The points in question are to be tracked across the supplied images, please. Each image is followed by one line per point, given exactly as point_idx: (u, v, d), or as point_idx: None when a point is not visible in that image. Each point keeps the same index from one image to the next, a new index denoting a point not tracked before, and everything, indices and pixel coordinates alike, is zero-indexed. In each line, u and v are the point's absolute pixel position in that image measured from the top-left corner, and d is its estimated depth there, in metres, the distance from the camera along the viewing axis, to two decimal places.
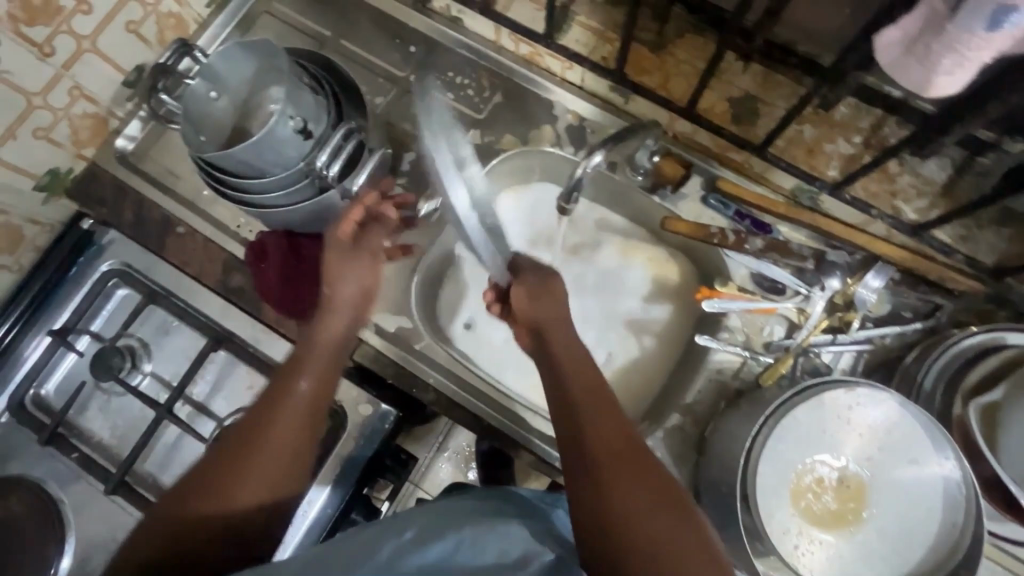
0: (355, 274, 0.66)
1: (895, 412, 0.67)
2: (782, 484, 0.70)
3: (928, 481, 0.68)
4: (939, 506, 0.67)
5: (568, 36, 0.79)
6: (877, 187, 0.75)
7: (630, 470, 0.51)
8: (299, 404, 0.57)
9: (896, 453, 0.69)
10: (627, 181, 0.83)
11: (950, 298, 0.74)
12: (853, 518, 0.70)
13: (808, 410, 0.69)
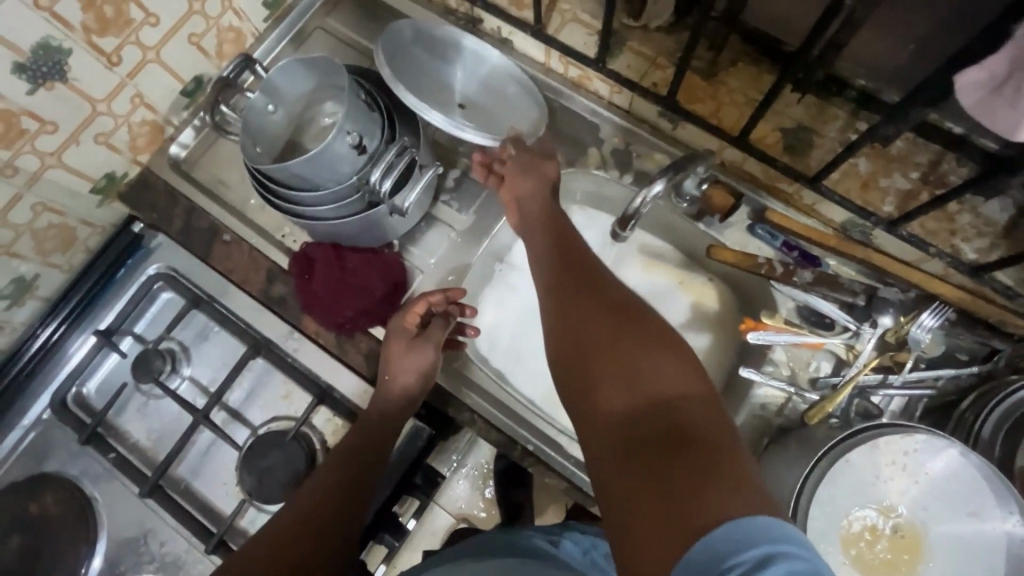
0: (410, 370, 0.69)
1: (957, 463, 0.55)
2: (831, 531, 0.58)
3: (993, 540, 0.55)
4: (1006, 568, 0.54)
5: (619, 62, 0.75)
6: (936, 225, 0.66)
7: (612, 330, 0.51)
8: (356, 460, 0.67)
9: (954, 496, 0.56)
10: (672, 207, 0.77)
11: (1010, 343, 0.66)
12: (907, 571, 0.57)
13: (862, 454, 0.57)
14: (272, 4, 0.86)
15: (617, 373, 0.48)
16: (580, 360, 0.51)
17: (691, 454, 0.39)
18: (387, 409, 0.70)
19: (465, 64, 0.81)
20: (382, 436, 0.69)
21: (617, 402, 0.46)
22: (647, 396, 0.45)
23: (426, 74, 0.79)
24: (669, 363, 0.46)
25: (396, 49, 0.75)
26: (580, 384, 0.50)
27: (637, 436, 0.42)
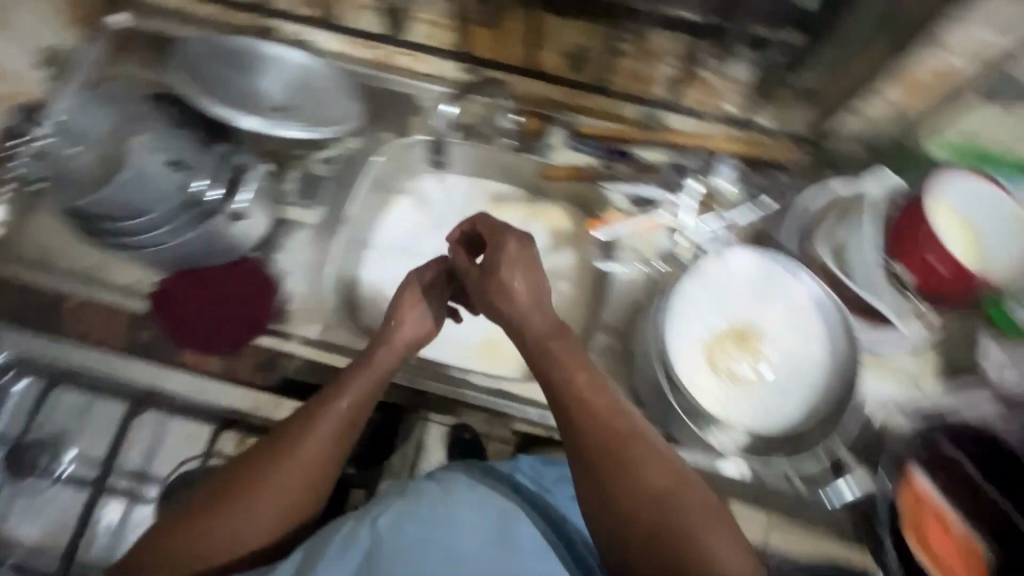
0: (417, 317, 0.68)
1: (756, 256, 0.70)
2: (692, 352, 0.68)
3: (802, 308, 0.69)
4: (817, 325, 0.68)
5: (411, 32, 0.84)
6: (704, 97, 0.81)
7: (628, 455, 0.49)
8: (332, 421, 0.59)
9: (764, 291, 0.70)
10: (498, 147, 0.86)
11: (788, 171, 0.79)
12: (755, 364, 0.69)
13: (691, 278, 0.70)
14: (50, 62, 0.83)
15: (625, 466, 0.48)
16: (591, 450, 0.49)
17: (700, 573, 0.44)
18: (380, 364, 0.64)
19: (269, 71, 0.82)
20: (368, 396, 0.62)
21: (636, 509, 0.47)
22: (659, 487, 0.47)
23: (236, 87, 0.80)
24: (718, 537, 0.46)
25: (193, 71, 0.77)
26: (595, 467, 0.48)
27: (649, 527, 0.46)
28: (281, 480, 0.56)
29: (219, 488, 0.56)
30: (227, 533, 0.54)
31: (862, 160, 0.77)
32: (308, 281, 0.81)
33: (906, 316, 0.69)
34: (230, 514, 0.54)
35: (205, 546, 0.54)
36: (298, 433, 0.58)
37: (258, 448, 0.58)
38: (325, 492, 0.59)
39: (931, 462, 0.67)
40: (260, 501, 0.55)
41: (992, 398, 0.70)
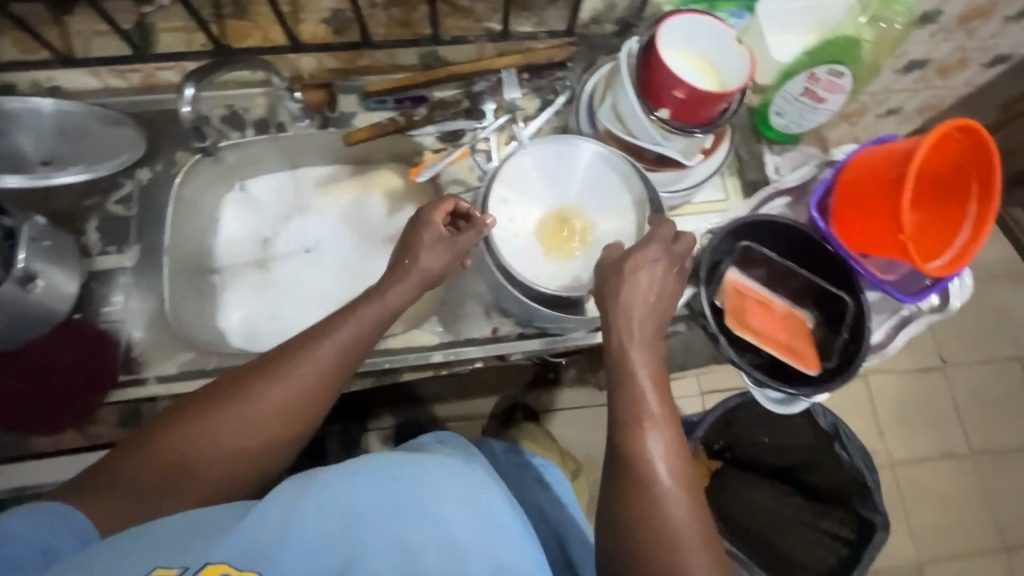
0: (438, 253, 0.65)
1: (533, 147, 0.74)
2: (521, 248, 0.74)
3: (587, 165, 0.75)
4: (605, 172, 0.74)
5: (161, 45, 0.79)
6: (464, 22, 0.83)
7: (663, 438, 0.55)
8: (321, 364, 0.57)
9: (558, 168, 0.75)
10: (299, 131, 0.86)
11: (568, 69, 0.88)
12: (573, 229, 0.75)
13: (494, 187, 0.73)
14: None
15: (636, 422, 0.55)
16: (618, 410, 0.56)
17: (641, 514, 0.52)
18: (370, 313, 0.60)
19: (20, 125, 0.76)
20: (353, 347, 0.59)
21: (631, 460, 0.54)
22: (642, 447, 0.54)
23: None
24: (675, 504, 0.52)
25: None
26: (618, 410, 0.56)
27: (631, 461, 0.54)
28: (249, 419, 0.54)
29: (187, 413, 0.54)
30: (195, 463, 0.52)
31: (612, 34, 0.87)
32: (146, 321, 0.76)
33: (692, 152, 0.77)
34: (197, 442, 0.53)
35: (167, 474, 0.51)
36: (275, 372, 0.56)
37: (247, 373, 0.56)
38: (294, 443, 0.57)
39: (743, 258, 0.73)
40: (232, 440, 0.54)
41: (781, 193, 0.81)
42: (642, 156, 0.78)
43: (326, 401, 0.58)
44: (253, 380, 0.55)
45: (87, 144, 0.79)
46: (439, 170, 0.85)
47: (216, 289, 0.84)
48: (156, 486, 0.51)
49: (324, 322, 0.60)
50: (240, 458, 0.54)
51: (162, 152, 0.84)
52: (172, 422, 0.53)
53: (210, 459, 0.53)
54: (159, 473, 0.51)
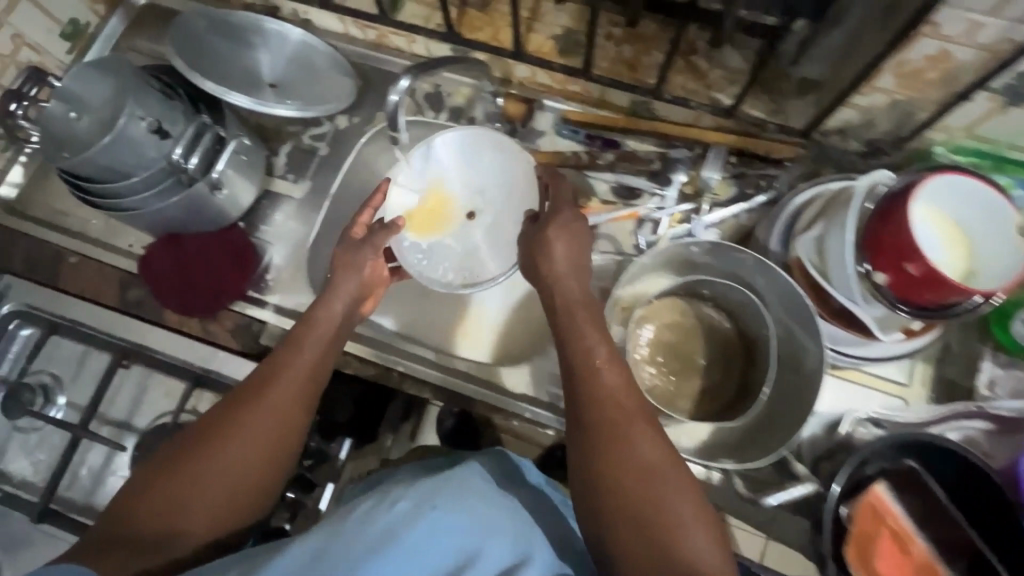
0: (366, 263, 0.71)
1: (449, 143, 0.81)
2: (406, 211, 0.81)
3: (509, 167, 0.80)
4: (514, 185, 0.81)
5: (404, 12, 0.83)
6: (692, 83, 0.77)
7: (667, 484, 0.49)
8: (293, 375, 0.62)
9: (476, 168, 0.82)
10: (487, 132, 0.86)
11: (782, 169, 0.77)
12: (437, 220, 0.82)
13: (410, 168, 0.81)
14: (72, 35, 0.90)
15: (632, 474, 0.50)
16: (626, 491, 0.49)
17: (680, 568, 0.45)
18: (320, 336, 0.66)
19: (269, 46, 0.85)
20: (311, 368, 0.64)
21: (619, 490, 0.49)
22: (638, 476, 0.50)
23: (232, 63, 0.83)
24: (691, 521, 0.48)
25: (189, 51, 0.79)
26: (594, 445, 0.52)
27: (623, 490, 0.49)
28: (232, 458, 0.57)
29: (179, 457, 0.57)
30: (188, 514, 0.54)
31: (857, 155, 0.73)
32: (293, 253, 0.83)
33: (890, 326, 0.63)
34: (183, 494, 0.55)
35: (164, 528, 0.54)
36: (249, 404, 0.59)
37: (226, 405, 0.60)
38: (279, 470, 0.59)
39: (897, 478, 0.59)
40: (218, 483, 0.56)
41: (984, 416, 0.65)
42: (822, 301, 0.67)
43: (302, 418, 0.61)
44: (225, 421, 0.58)
45: (310, 76, 0.86)
46: (601, 224, 0.80)
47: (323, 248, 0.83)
48: (153, 539, 0.53)
49: (280, 352, 0.64)
50: (231, 495, 0.56)
51: (365, 106, 0.88)
52: (155, 479, 0.55)
53: (199, 507, 0.55)
54: (156, 527, 0.54)
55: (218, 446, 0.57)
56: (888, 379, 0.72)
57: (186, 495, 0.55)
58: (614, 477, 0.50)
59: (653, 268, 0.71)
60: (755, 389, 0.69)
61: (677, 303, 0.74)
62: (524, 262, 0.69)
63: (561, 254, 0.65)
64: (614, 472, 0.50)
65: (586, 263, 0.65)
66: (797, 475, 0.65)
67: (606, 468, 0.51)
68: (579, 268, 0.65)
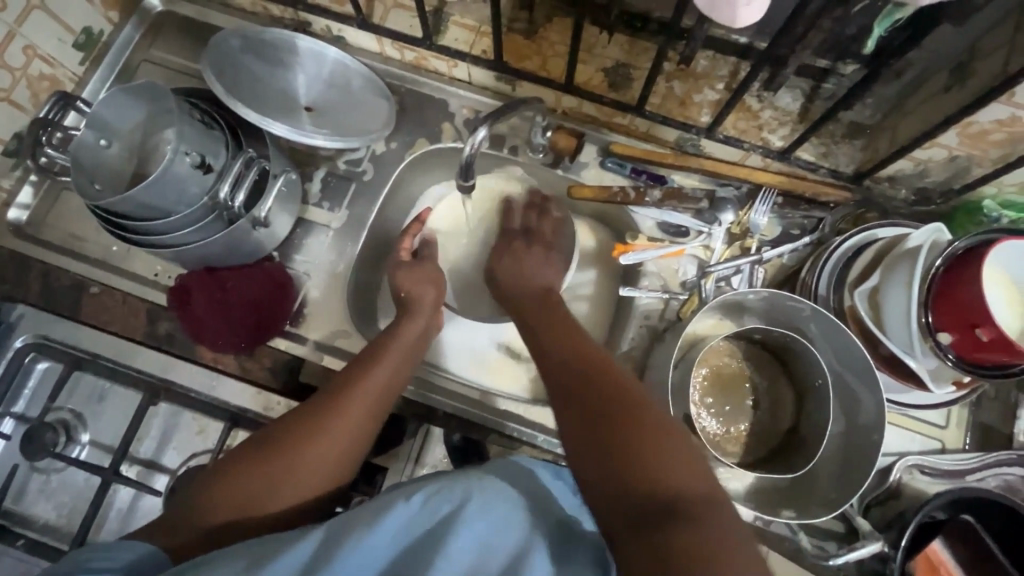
0: (425, 283, 0.75)
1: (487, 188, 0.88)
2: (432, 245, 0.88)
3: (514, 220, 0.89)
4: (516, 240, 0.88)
5: (447, 36, 0.79)
6: (745, 123, 0.75)
7: (606, 390, 0.51)
8: (376, 385, 0.63)
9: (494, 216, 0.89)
10: (530, 161, 0.85)
11: (829, 211, 0.78)
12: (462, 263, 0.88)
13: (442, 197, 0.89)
14: (84, 45, 0.83)
15: (581, 390, 0.52)
16: (577, 401, 0.51)
17: (633, 469, 0.44)
18: (400, 350, 0.68)
19: (304, 67, 0.81)
20: (390, 379, 0.65)
21: (593, 425, 0.48)
22: (613, 402, 0.49)
23: (268, 88, 0.80)
24: (651, 418, 0.48)
25: (225, 76, 0.76)
26: (566, 393, 0.53)
27: (596, 417, 0.49)
28: (311, 460, 0.57)
29: (260, 452, 0.57)
30: (258, 509, 0.55)
31: (905, 203, 0.75)
32: (333, 287, 0.80)
33: (942, 379, 0.64)
34: (263, 482, 0.55)
35: (236, 516, 0.54)
36: (332, 408, 0.60)
37: (311, 406, 0.61)
38: (346, 472, 0.60)
39: (963, 538, 0.62)
40: (290, 478, 0.56)
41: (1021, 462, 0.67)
42: (874, 347, 0.68)
43: (376, 423, 0.63)
44: (314, 422, 0.59)
45: (346, 99, 0.83)
46: (645, 260, 0.80)
47: (338, 267, 0.81)
48: (230, 526, 0.53)
49: (359, 360, 0.66)
50: (302, 488, 0.57)
51: (403, 131, 0.86)
52: (234, 468, 0.56)
53: (271, 500, 0.55)
54: (231, 516, 0.54)
55: (302, 443, 0.57)
56: (933, 423, 0.73)
57: (267, 485, 0.55)
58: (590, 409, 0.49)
59: (711, 312, 0.72)
60: (807, 435, 0.70)
61: (729, 345, 0.75)
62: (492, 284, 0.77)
63: (505, 263, 0.75)
64: (558, 386, 0.54)
65: (533, 273, 0.73)
66: (861, 531, 0.64)
67: (555, 384, 0.55)
68: (528, 279, 0.72)
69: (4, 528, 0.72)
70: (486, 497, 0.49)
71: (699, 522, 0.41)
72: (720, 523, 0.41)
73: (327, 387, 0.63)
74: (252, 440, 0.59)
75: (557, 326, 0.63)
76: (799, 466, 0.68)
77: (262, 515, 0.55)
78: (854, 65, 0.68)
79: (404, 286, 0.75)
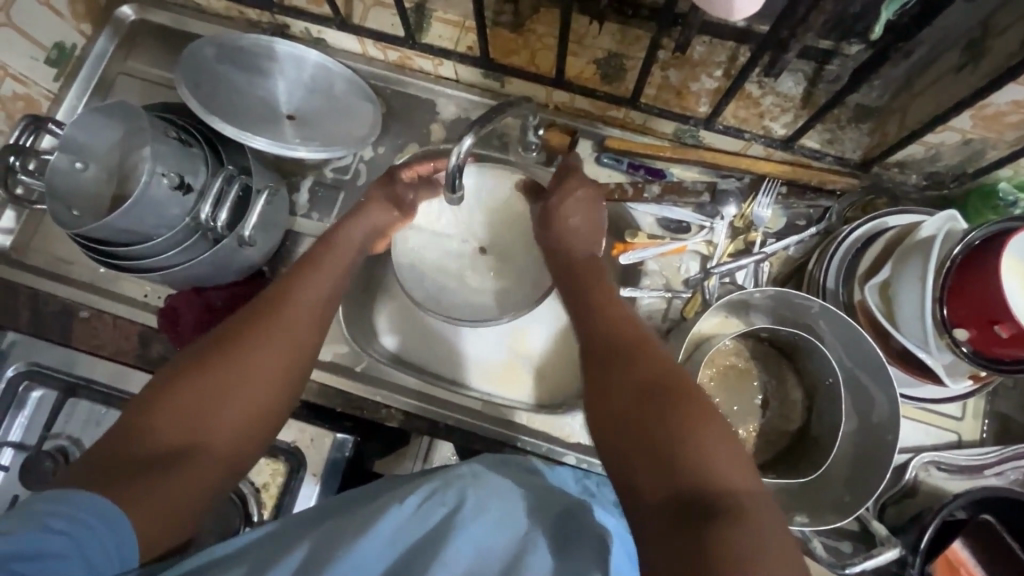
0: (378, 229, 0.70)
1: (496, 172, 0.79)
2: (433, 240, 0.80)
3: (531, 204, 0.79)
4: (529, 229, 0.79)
5: (430, 34, 0.76)
6: (746, 111, 0.72)
7: (629, 358, 0.51)
8: (307, 300, 0.60)
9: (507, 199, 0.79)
10: (522, 160, 0.82)
11: (835, 199, 0.75)
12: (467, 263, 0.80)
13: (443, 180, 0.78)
14: (57, 60, 0.81)
15: (618, 355, 0.52)
16: (608, 355, 0.53)
17: (670, 442, 0.43)
18: (327, 267, 0.64)
19: (285, 73, 0.78)
20: (324, 291, 0.62)
21: (627, 385, 0.49)
22: (651, 377, 0.48)
23: (248, 96, 0.77)
24: (680, 394, 0.46)
25: (203, 89, 0.74)
26: (602, 380, 0.51)
27: (634, 394, 0.48)
28: (247, 374, 0.52)
29: (191, 373, 0.51)
30: (201, 430, 0.49)
31: (915, 188, 0.72)
32: None
33: (959, 374, 0.61)
34: (203, 405, 0.50)
35: (176, 444, 0.48)
36: (265, 320, 0.56)
37: (241, 322, 0.56)
38: (284, 395, 0.55)
39: (981, 538, 0.60)
40: (232, 398, 0.51)
41: None
42: (886, 343, 0.66)
43: (313, 337, 0.59)
44: (249, 338, 0.54)
45: (330, 104, 0.80)
46: (645, 259, 0.78)
47: None
48: (166, 454, 0.47)
49: (288, 276, 0.61)
50: (246, 409, 0.52)
51: (389, 134, 0.83)
52: (164, 396, 0.50)
53: (217, 420, 0.50)
54: (172, 449, 0.47)
55: (240, 363, 0.52)
56: (947, 415, 0.70)
57: (212, 408, 0.50)
58: (637, 395, 0.47)
59: (716, 310, 0.70)
60: (818, 436, 0.68)
61: (735, 344, 0.73)
62: (541, 242, 0.70)
63: (577, 223, 0.67)
64: (592, 343, 0.55)
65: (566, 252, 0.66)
66: (878, 535, 0.62)
67: (589, 341, 0.56)
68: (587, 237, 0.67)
69: None
70: (481, 497, 0.49)
71: (734, 515, 0.39)
72: (757, 511, 0.40)
73: (251, 304, 0.58)
74: (176, 362, 0.53)
75: (588, 288, 0.62)
76: (810, 470, 0.67)
77: (207, 438, 0.49)
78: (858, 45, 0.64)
79: (359, 214, 0.69)
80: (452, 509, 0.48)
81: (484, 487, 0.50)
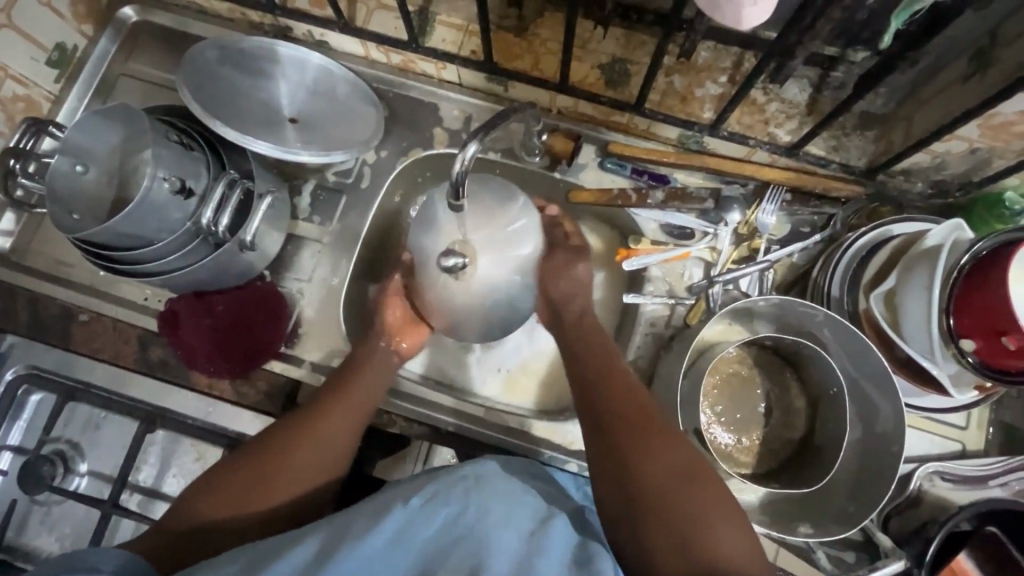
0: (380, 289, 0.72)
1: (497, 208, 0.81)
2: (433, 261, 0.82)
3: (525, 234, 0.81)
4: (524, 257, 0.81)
5: (434, 37, 0.75)
6: (751, 118, 0.71)
7: (640, 434, 0.53)
8: (356, 393, 0.65)
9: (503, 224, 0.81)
10: (526, 165, 0.81)
11: (839, 206, 0.74)
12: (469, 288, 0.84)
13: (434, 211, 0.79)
14: (59, 62, 0.80)
15: (630, 431, 0.54)
16: (620, 427, 0.55)
17: (684, 528, 0.47)
18: (378, 356, 0.69)
19: (287, 75, 0.77)
20: (369, 388, 0.66)
21: (641, 463, 0.51)
22: (669, 459, 0.51)
23: (249, 100, 0.77)
24: (689, 481, 0.50)
25: (204, 93, 0.73)
26: (615, 454, 0.53)
27: (645, 474, 0.51)
28: (295, 463, 0.59)
29: (248, 457, 0.59)
30: (250, 509, 0.56)
31: (921, 196, 0.72)
32: (325, 304, 0.78)
33: (964, 384, 0.61)
34: (254, 486, 0.57)
35: (226, 518, 0.56)
36: (317, 414, 0.62)
37: (298, 411, 0.63)
38: (328, 480, 0.61)
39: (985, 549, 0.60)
40: (279, 483, 0.58)
41: None
42: (890, 352, 0.65)
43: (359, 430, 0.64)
44: (298, 428, 0.61)
45: (332, 109, 0.79)
46: (648, 265, 0.77)
47: (334, 282, 0.79)
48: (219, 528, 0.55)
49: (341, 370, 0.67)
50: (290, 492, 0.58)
51: (391, 139, 0.82)
52: (222, 475, 0.58)
53: (264, 501, 0.57)
54: (221, 523, 0.55)
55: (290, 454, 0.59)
56: (953, 425, 0.70)
57: (262, 490, 0.57)
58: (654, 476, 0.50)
59: (719, 318, 0.70)
60: (821, 445, 0.68)
61: (739, 352, 0.72)
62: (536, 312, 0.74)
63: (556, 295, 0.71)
64: (601, 412, 0.57)
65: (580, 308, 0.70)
66: (883, 547, 0.62)
67: (600, 410, 0.58)
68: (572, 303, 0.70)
69: (6, 563, 0.71)
70: (483, 500, 0.48)
71: None
72: None
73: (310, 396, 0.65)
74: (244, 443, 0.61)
75: (597, 356, 0.64)
76: (812, 478, 0.66)
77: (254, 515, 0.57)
78: (864, 52, 0.63)
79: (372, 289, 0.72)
80: (455, 512, 0.47)
81: (487, 491, 0.49)
